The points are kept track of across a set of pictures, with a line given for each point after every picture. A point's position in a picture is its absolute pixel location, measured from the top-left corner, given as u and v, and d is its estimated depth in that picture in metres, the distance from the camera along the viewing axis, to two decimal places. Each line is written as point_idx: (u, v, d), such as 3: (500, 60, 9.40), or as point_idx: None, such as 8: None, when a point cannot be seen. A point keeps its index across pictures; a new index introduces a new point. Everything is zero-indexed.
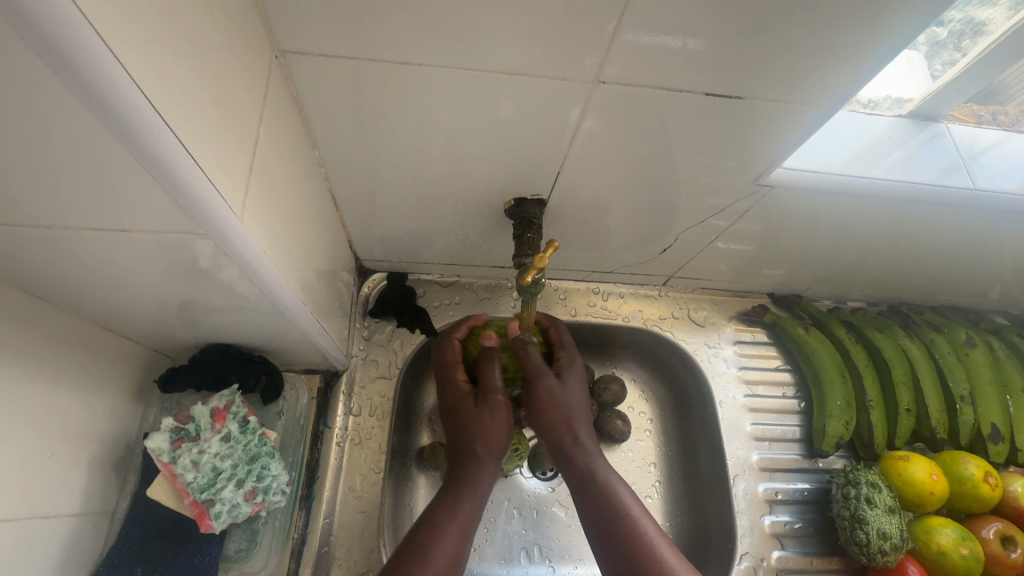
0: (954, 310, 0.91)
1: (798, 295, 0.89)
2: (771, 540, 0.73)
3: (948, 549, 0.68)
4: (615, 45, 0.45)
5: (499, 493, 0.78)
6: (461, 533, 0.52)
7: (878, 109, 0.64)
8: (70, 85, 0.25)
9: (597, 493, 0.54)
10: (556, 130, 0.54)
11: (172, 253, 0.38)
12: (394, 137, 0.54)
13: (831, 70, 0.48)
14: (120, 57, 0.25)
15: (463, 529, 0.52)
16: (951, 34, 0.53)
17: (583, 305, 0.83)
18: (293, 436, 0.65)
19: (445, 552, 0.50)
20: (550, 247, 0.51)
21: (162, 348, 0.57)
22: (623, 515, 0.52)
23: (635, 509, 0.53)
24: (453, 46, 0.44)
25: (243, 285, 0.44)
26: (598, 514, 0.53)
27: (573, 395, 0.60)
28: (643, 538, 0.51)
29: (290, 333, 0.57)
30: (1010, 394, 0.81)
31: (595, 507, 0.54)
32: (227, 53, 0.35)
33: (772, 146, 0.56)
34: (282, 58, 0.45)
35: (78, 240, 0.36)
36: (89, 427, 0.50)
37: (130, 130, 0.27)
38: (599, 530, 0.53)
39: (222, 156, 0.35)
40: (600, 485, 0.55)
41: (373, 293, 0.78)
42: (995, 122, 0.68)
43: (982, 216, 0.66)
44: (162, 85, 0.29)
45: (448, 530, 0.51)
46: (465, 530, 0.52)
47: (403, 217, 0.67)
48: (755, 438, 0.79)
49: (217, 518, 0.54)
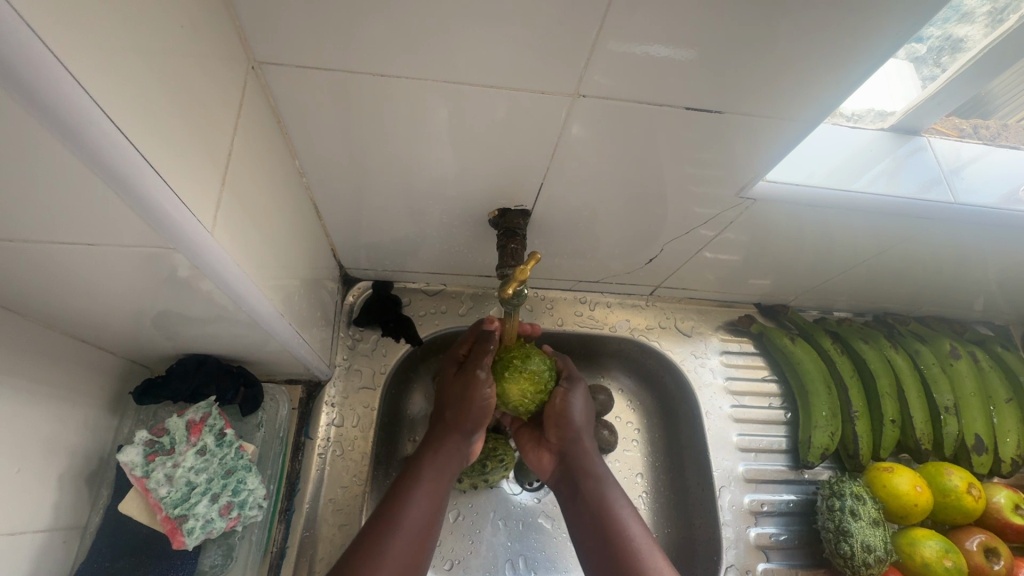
0: (939, 320, 0.92)
1: (785, 306, 0.89)
2: (757, 552, 0.73)
3: (932, 562, 0.68)
4: (594, 58, 0.45)
5: (484, 504, 0.77)
6: (430, 508, 0.53)
7: (860, 122, 0.65)
8: (26, 103, 0.24)
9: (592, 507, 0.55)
10: (540, 140, 0.53)
11: (147, 264, 0.37)
12: (376, 147, 0.54)
13: (810, 85, 0.48)
14: (75, 73, 0.25)
15: (429, 502, 0.53)
16: (930, 50, 0.53)
17: (570, 315, 0.83)
18: (273, 448, 0.64)
19: (412, 521, 0.51)
20: (532, 259, 0.50)
21: (139, 358, 0.56)
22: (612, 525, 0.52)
23: (626, 514, 0.53)
24: (432, 58, 0.44)
25: (220, 295, 0.43)
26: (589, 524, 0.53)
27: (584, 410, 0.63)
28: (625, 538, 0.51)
29: (270, 345, 0.56)
30: (994, 405, 0.82)
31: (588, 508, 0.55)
32: (195, 62, 0.34)
33: (754, 159, 0.56)
34: (259, 69, 0.44)
35: (45, 254, 0.35)
36: (61, 441, 0.49)
37: (86, 144, 0.26)
38: (584, 521, 0.54)
39: (189, 167, 0.34)
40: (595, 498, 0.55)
41: (358, 302, 0.78)
42: (976, 136, 0.69)
43: (963, 229, 0.67)
44: (120, 96, 0.28)
45: (415, 499, 0.53)
46: (434, 507, 0.54)
47: (388, 226, 0.66)
48: (741, 449, 0.79)
49: (190, 534, 0.54)
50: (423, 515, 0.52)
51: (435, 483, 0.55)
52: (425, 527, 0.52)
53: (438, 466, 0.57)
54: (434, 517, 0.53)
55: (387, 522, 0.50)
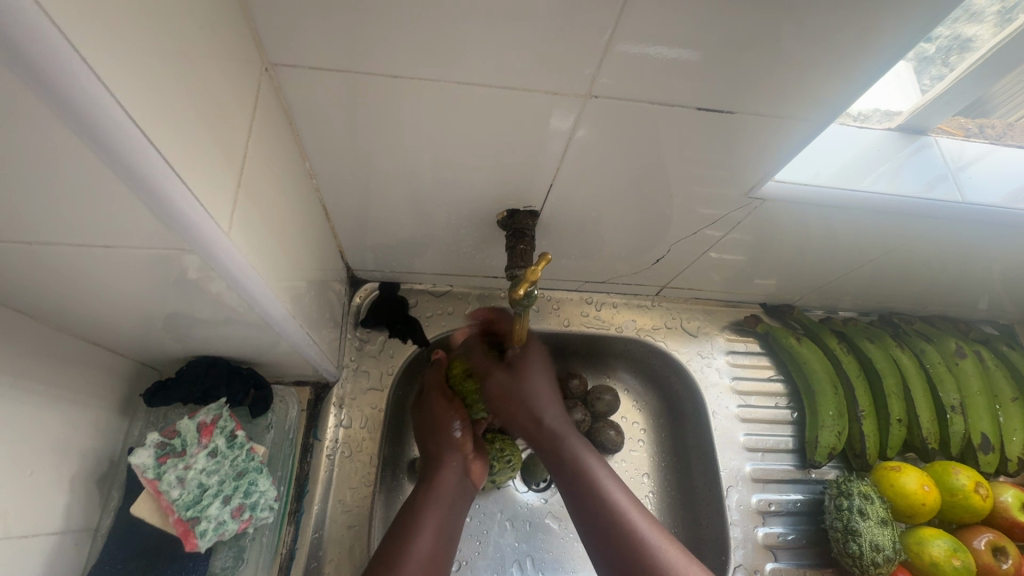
0: (944, 320, 0.92)
1: (790, 306, 0.89)
2: (765, 552, 0.73)
3: (940, 561, 0.68)
4: (607, 58, 0.45)
5: (492, 505, 0.77)
6: (436, 532, 0.56)
7: (867, 122, 0.65)
8: (43, 98, 0.24)
9: (579, 482, 0.59)
10: (551, 140, 0.53)
11: (160, 265, 0.37)
12: (386, 148, 0.54)
13: (821, 84, 0.48)
14: (101, 75, 0.25)
15: (437, 529, 0.57)
16: (940, 49, 0.53)
17: (576, 315, 0.83)
18: (282, 450, 0.65)
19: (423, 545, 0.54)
20: (543, 259, 0.50)
21: (149, 360, 0.56)
22: (600, 492, 0.57)
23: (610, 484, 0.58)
24: (444, 58, 0.44)
25: (232, 297, 0.43)
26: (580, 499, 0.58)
27: (542, 382, 0.67)
28: (616, 501, 0.56)
29: (279, 346, 0.56)
30: (1000, 404, 0.82)
31: (575, 488, 0.59)
32: (212, 63, 0.34)
33: (763, 159, 0.57)
34: (271, 71, 0.44)
35: (60, 256, 0.35)
36: (72, 443, 0.49)
37: (109, 146, 0.27)
38: (573, 498, 0.59)
39: (207, 169, 0.34)
40: (580, 470, 0.60)
41: (365, 303, 0.78)
42: (982, 135, 0.69)
43: (969, 228, 0.67)
44: (143, 101, 0.28)
45: (424, 526, 0.56)
46: (441, 534, 0.57)
47: (395, 227, 0.66)
48: (748, 449, 0.79)
49: (203, 536, 0.54)
50: (433, 536, 0.56)
51: (438, 510, 0.59)
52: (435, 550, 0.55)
53: (438, 494, 0.61)
54: (447, 538, 0.57)
55: (399, 549, 0.53)
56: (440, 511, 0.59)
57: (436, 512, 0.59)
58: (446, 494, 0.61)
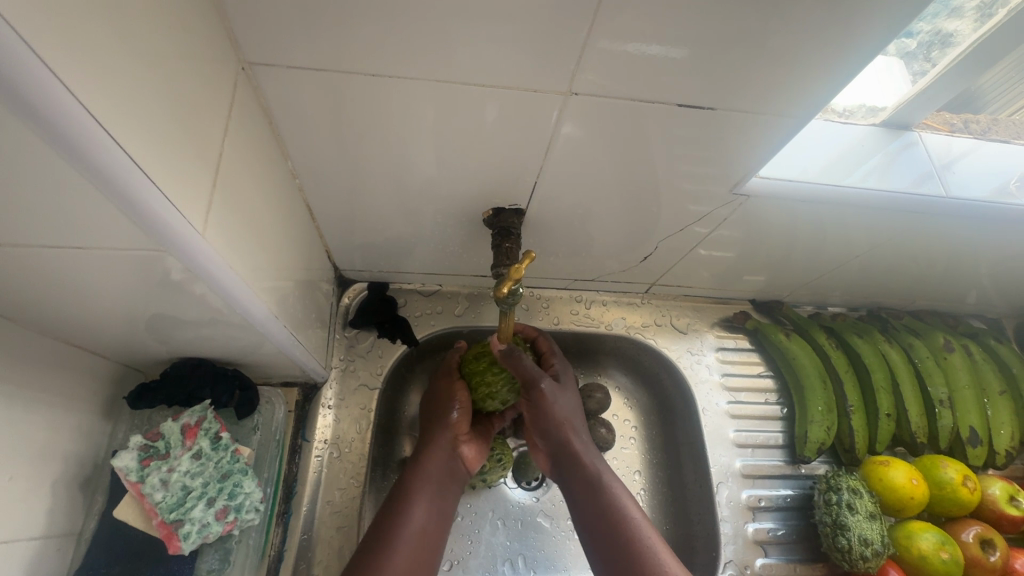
0: (933, 314, 0.92)
1: (780, 302, 0.89)
2: (755, 548, 0.73)
3: (928, 554, 0.69)
4: (586, 55, 0.45)
5: (483, 504, 0.77)
6: (427, 514, 0.55)
7: (852, 118, 0.66)
8: (3, 102, 0.23)
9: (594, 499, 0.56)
10: (534, 138, 0.53)
11: (140, 267, 0.37)
12: (369, 148, 0.53)
13: (803, 79, 0.48)
14: (67, 83, 0.25)
15: (428, 510, 0.56)
16: (921, 45, 0.54)
17: (565, 313, 0.83)
18: (269, 451, 0.64)
19: (415, 522, 0.54)
20: (527, 257, 0.50)
21: (133, 363, 0.56)
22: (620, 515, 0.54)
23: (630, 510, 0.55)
24: (423, 56, 0.44)
25: (214, 297, 0.43)
26: (594, 519, 0.55)
27: (568, 402, 0.61)
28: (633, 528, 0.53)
29: (265, 347, 0.56)
30: (988, 398, 0.83)
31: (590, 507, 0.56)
32: (185, 62, 0.34)
33: (747, 155, 0.57)
34: (249, 70, 0.44)
35: (34, 258, 0.35)
36: (54, 447, 0.49)
37: (81, 154, 0.26)
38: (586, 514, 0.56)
39: (183, 173, 0.34)
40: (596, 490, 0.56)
41: (354, 303, 0.77)
42: (967, 130, 0.70)
43: (955, 223, 0.67)
44: (113, 107, 0.28)
45: (416, 504, 0.55)
46: (434, 514, 0.56)
47: (382, 227, 0.66)
48: (738, 445, 0.79)
49: (186, 539, 0.53)
50: (425, 515, 0.55)
51: (428, 492, 0.57)
52: (425, 530, 0.54)
53: (428, 475, 0.58)
54: (438, 520, 0.56)
55: (389, 533, 0.52)
56: (431, 489, 0.57)
57: (428, 490, 0.57)
58: (437, 473, 0.59)
